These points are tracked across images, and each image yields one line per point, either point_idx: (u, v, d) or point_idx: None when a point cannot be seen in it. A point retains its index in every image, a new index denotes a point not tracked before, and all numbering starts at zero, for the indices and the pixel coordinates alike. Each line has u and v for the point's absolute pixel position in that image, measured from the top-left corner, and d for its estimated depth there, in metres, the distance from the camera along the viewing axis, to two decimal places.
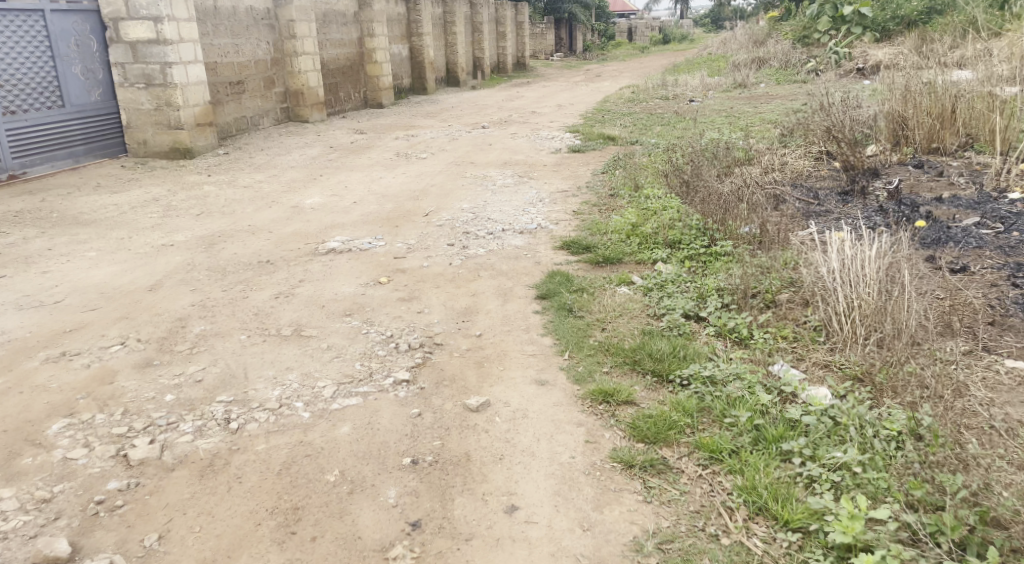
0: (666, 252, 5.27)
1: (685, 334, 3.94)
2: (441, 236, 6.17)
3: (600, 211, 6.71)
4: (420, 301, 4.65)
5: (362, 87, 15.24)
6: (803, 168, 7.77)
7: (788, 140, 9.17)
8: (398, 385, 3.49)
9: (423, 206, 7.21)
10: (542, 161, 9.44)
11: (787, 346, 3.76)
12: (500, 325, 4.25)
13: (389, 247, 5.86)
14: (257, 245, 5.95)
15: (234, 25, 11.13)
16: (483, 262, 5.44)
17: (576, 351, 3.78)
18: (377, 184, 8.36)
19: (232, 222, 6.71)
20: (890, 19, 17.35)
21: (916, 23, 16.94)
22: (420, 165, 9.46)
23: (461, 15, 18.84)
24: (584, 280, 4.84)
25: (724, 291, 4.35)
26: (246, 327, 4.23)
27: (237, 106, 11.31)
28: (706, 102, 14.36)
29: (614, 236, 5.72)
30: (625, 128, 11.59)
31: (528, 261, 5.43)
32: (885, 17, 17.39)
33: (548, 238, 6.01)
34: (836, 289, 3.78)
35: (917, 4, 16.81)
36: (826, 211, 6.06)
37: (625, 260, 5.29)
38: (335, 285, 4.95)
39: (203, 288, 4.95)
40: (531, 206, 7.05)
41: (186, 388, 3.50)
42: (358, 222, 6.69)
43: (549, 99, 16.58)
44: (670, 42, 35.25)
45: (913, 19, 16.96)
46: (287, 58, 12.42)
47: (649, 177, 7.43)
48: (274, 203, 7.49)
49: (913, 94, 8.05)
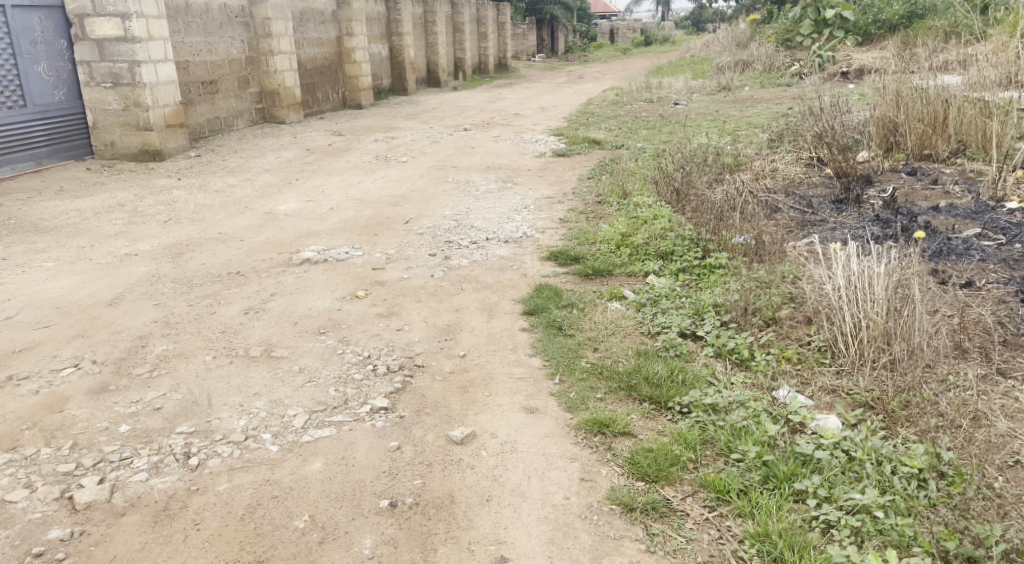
0: (658, 264, 5.06)
1: (683, 355, 3.70)
2: (422, 245, 5.91)
3: (588, 219, 6.48)
4: (400, 317, 4.38)
5: (341, 87, 14.92)
6: (795, 174, 7.60)
7: (777, 145, 9.01)
8: (375, 414, 3.22)
9: (403, 213, 6.94)
10: (526, 165, 9.21)
11: (791, 369, 3.53)
12: (485, 344, 4.00)
13: (367, 257, 5.59)
14: (227, 254, 5.65)
15: (207, 22, 10.79)
16: (466, 274, 5.19)
17: (568, 375, 3.54)
18: (356, 189, 8.08)
19: (202, 230, 6.40)
20: (872, 23, 17.39)
21: (898, 27, 17.05)
22: (400, 169, 9.19)
23: (442, 15, 18.57)
24: (574, 294, 4.61)
25: (721, 308, 4.13)
26: (212, 347, 3.94)
27: (210, 106, 10.96)
28: (691, 105, 14.20)
29: (603, 247, 5.50)
30: (610, 132, 11.40)
31: (514, 273, 5.19)
32: (866, 21, 17.43)
33: (534, 247, 5.77)
34: (842, 308, 3.57)
35: (898, 9, 16.92)
36: (820, 220, 5.89)
37: (616, 272, 5.07)
38: (309, 300, 4.66)
39: (167, 302, 4.65)
40: (516, 213, 6.82)
41: (142, 418, 3.21)
42: (335, 230, 6.41)
43: (532, 101, 16.35)
44: (652, 44, 35.22)
45: (894, 23, 17.07)
46: (263, 57, 12.07)
47: (637, 183, 7.22)
48: (247, 209, 7.18)
49: (903, 98, 7.91)
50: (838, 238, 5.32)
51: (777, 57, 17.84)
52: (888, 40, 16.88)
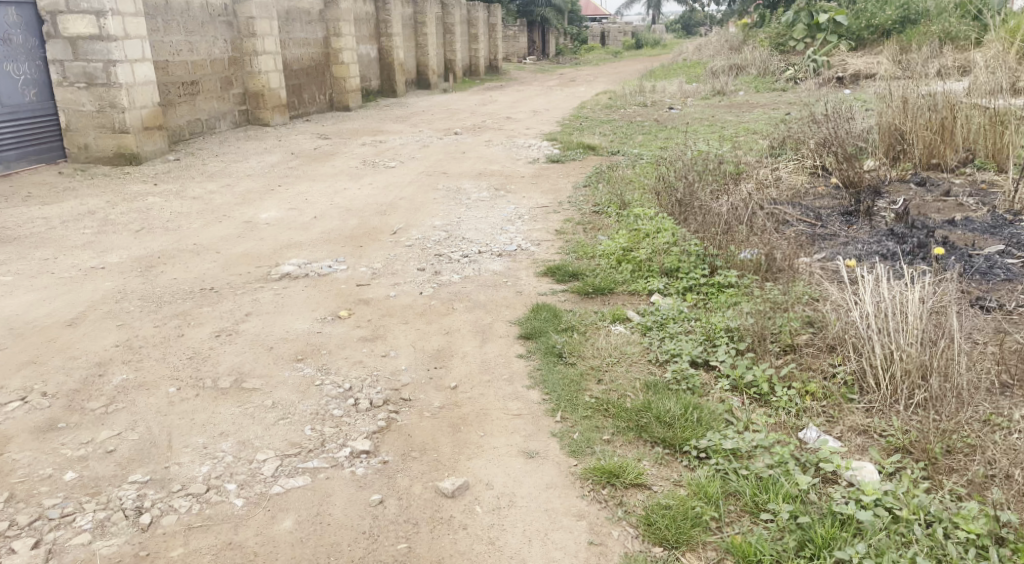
0: (663, 282, 4.75)
1: (696, 388, 3.38)
2: (411, 258, 5.56)
3: (586, 230, 6.15)
4: (386, 341, 4.03)
5: (328, 89, 14.54)
6: (799, 184, 7.31)
7: (778, 152, 8.73)
8: (356, 459, 2.87)
9: (391, 223, 6.60)
10: (519, 172, 8.88)
11: (817, 405, 3.20)
12: (478, 373, 3.65)
13: (351, 272, 5.24)
14: (201, 268, 5.29)
15: (188, 21, 10.41)
16: (457, 291, 4.85)
17: (571, 411, 3.20)
18: (341, 196, 7.72)
19: (176, 240, 6.02)
20: (865, 28, 17.30)
21: (891, 32, 16.91)
22: (388, 175, 8.84)
23: (432, 16, 18.23)
24: (574, 315, 4.27)
25: (736, 334, 3.81)
26: (176, 377, 3.56)
27: (190, 108, 10.56)
28: (686, 110, 13.91)
29: (604, 262, 5.19)
30: (605, 137, 11.09)
31: (508, 290, 4.86)
32: (860, 26, 17.30)
33: (529, 262, 5.44)
34: (871, 338, 3.25)
35: (891, 14, 16.76)
36: (832, 234, 5.61)
37: (618, 291, 4.76)
38: (288, 321, 4.30)
39: (132, 322, 4.28)
40: (510, 223, 6.49)
41: (91, 462, 2.84)
42: (318, 241, 6.05)
43: (524, 104, 16.02)
44: (643, 47, 35.03)
45: (887, 28, 16.93)
46: (246, 57, 11.68)
47: (636, 193, 6.91)
48: (226, 217, 6.81)
49: (909, 105, 7.60)
50: (853, 255, 5.04)
51: (772, 61, 17.56)
52: (882, 45, 16.71)
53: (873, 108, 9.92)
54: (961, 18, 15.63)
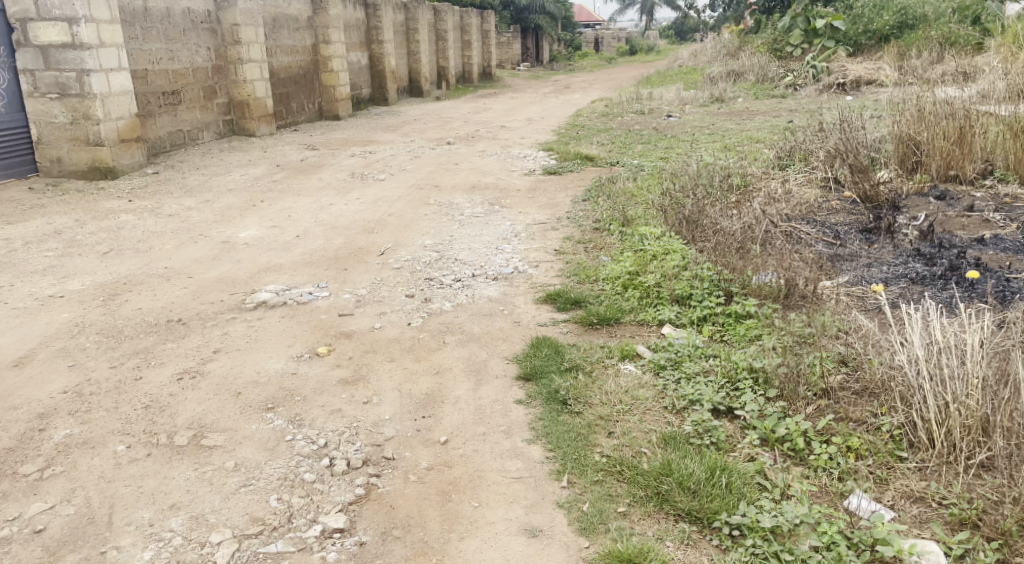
0: (675, 311, 4.34)
1: (720, 443, 2.96)
2: (399, 283, 5.14)
3: (587, 250, 5.74)
4: (368, 384, 3.59)
5: (316, 97, 14.12)
6: (812, 197, 6.91)
7: (786, 163, 8.35)
8: (327, 540, 2.48)
9: (378, 242, 6.17)
10: (515, 184, 8.47)
11: (863, 465, 2.78)
12: (471, 423, 3.21)
13: (333, 300, 4.81)
14: (169, 296, 4.85)
15: (169, 28, 9.98)
16: (449, 322, 4.42)
17: (578, 474, 2.79)
18: (327, 212, 7.30)
19: (145, 263, 5.58)
20: (862, 33, 17.00)
21: (889, 38, 16.64)
22: (377, 188, 8.42)
23: (424, 22, 17.85)
24: (577, 351, 3.86)
25: (761, 377, 3.40)
26: (127, 432, 3.12)
27: (171, 118, 10.13)
28: (685, 118, 13.54)
29: (609, 287, 4.78)
30: (603, 146, 10.70)
31: (505, 321, 4.44)
32: (857, 31, 17.00)
33: (527, 287, 5.02)
34: (923, 388, 2.83)
35: (889, 18, 16.48)
36: (853, 255, 5.26)
37: (625, 321, 4.34)
38: (261, 360, 3.86)
39: (85, 362, 3.83)
40: (505, 243, 6.08)
41: (13, 548, 2.46)
42: (299, 264, 5.62)
43: (519, 112, 15.63)
44: (637, 53, 34.77)
45: (885, 33, 16.64)
46: (231, 65, 11.25)
47: (639, 209, 6.51)
48: (202, 237, 6.37)
49: (925, 115, 7.29)
50: (880, 280, 4.71)
51: (771, 66, 17.18)
52: (881, 50, 16.42)
53: (882, 116, 9.55)
54: (959, 23, 15.37)
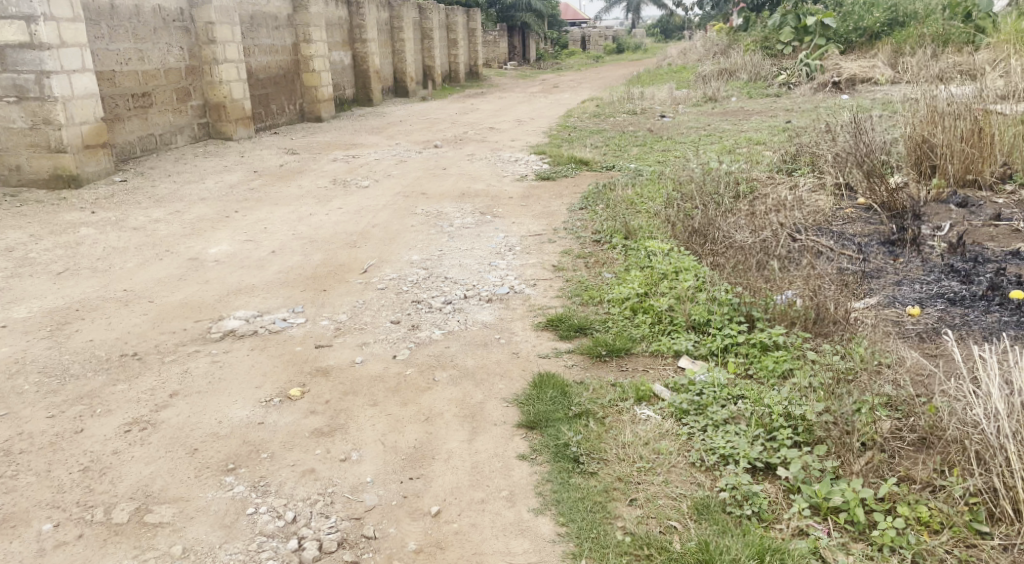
0: (693, 340, 3.89)
1: (764, 513, 2.54)
2: (383, 307, 4.65)
3: (588, 267, 5.29)
4: (347, 435, 3.10)
5: (297, 98, 13.57)
6: (825, 204, 6.49)
7: (791, 167, 7.94)
8: None
9: (361, 258, 5.69)
10: (506, 191, 7.99)
11: (937, 541, 2.36)
12: (467, 487, 2.75)
13: (309, 328, 4.32)
14: (126, 325, 4.34)
15: (138, 27, 9.44)
16: (439, 354, 3.94)
17: (598, 558, 2.39)
18: (306, 223, 6.80)
19: (103, 285, 5.06)
20: (853, 31, 16.56)
21: (880, 35, 16.22)
22: (361, 196, 7.92)
23: (409, 21, 17.32)
24: (586, 392, 3.40)
25: (802, 426, 2.97)
26: (56, 504, 2.63)
27: (141, 122, 9.59)
28: (679, 118, 13.10)
29: (616, 311, 4.33)
30: (596, 149, 10.26)
31: (501, 352, 3.97)
32: (848, 28, 16.57)
33: (525, 311, 4.55)
34: (1008, 448, 2.41)
35: (880, 16, 16.09)
36: (879, 271, 4.86)
37: (637, 351, 3.89)
38: (223, 406, 3.35)
39: (19, 410, 3.32)
40: (499, 258, 5.62)
41: None
42: (274, 285, 5.12)
43: (507, 112, 15.15)
44: (625, 51, 34.39)
45: (876, 31, 16.25)
46: (205, 66, 10.69)
47: (642, 219, 6.06)
48: (168, 253, 5.85)
49: (939, 116, 6.85)
50: (915, 301, 4.31)
51: (763, 65, 16.73)
52: (873, 48, 16.01)
53: (888, 116, 9.15)
54: (951, 20, 15.03)
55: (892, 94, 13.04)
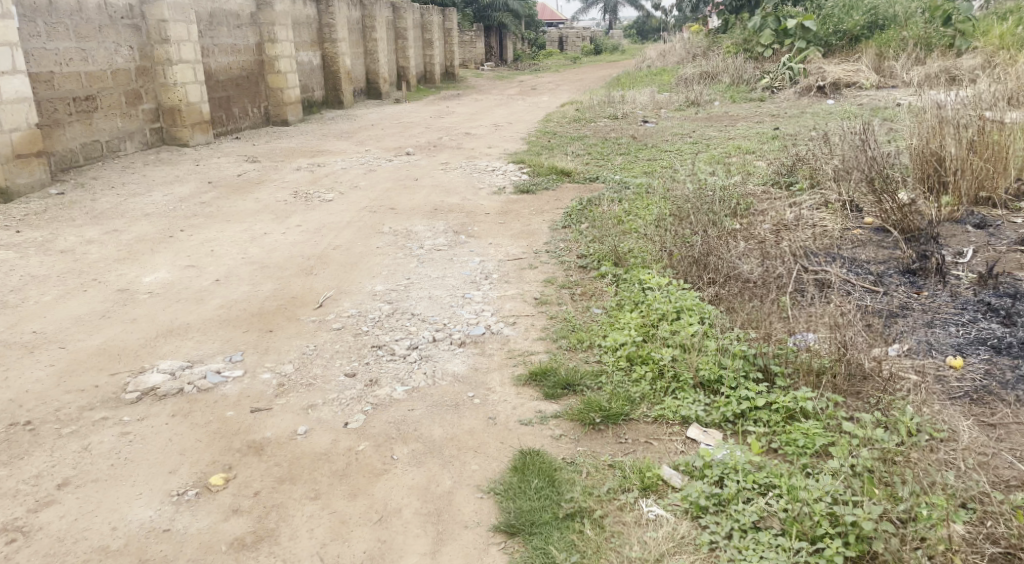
0: (703, 403, 3.27)
1: None
2: (337, 354, 3.97)
3: (575, 300, 4.66)
4: (275, 549, 2.51)
5: (262, 101, 12.79)
6: (831, 222, 5.90)
7: (789, 178, 7.29)
8: None
9: (317, 288, 5.00)
10: (482, 206, 7.33)
11: None
12: None
13: (246, 384, 3.64)
14: (25, 381, 3.64)
15: (80, 24, 8.67)
16: (400, 422, 3.28)
17: None
18: (258, 244, 6.10)
19: (10, 325, 4.35)
20: (833, 34, 15.86)
21: (861, 38, 15.66)
22: (323, 211, 7.25)
23: (382, 19, 16.60)
24: (579, 477, 2.79)
25: (853, 535, 2.39)
26: None
27: (84, 128, 8.82)
28: (662, 124, 12.49)
29: (609, 360, 3.69)
30: (578, 158, 9.64)
31: (475, 418, 3.31)
32: (828, 31, 15.81)
33: (503, 359, 3.90)
34: None
35: (860, 19, 15.48)
36: (904, 307, 4.24)
37: (636, 416, 3.26)
38: (123, 502, 2.72)
39: None
40: (474, 288, 4.97)
41: None
42: (214, 323, 4.43)
43: (483, 116, 14.48)
44: (602, 52, 33.89)
45: (856, 34, 15.65)
46: (158, 67, 9.91)
47: (634, 242, 5.43)
48: (95, 282, 5.13)
49: (948, 126, 6.19)
50: (954, 348, 3.71)
51: (746, 68, 16.09)
52: (856, 52, 15.37)
53: (886, 126, 8.64)
54: (928, 22, 14.64)
55: (879, 101, 12.52)
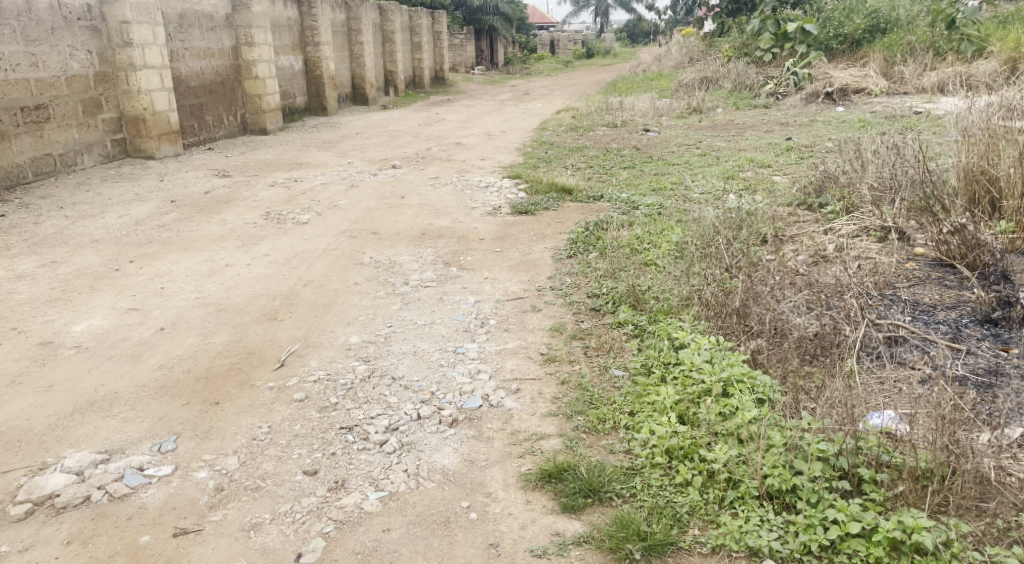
0: (777, 526, 2.47)
1: None
2: (297, 438, 3.14)
3: (591, 358, 3.86)
4: None
5: (238, 108, 11.93)
6: (878, 252, 5.09)
7: (819, 198, 6.37)
8: None
9: (280, 341, 4.17)
10: (475, 230, 6.52)
11: None
12: None
13: (174, 489, 2.81)
14: None
15: (29, 27, 7.82)
16: (370, 554, 2.49)
17: None
18: (217, 279, 5.27)
19: None
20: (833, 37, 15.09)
21: (862, 42, 14.88)
22: (297, 236, 6.43)
23: (367, 21, 15.79)
24: None
25: None
26: None
27: (34, 140, 7.97)
28: (663, 134, 11.71)
29: (643, 455, 2.88)
30: (577, 172, 8.87)
31: (471, 545, 2.53)
32: (827, 34, 15.08)
33: (506, 447, 3.07)
34: None
35: (863, 22, 14.69)
36: (998, 371, 3.44)
37: (688, 545, 2.47)
38: None
39: None
40: (467, 340, 4.15)
41: None
42: (148, 391, 3.58)
43: (474, 123, 13.70)
44: (593, 56, 33.14)
45: (857, 38, 14.89)
46: (120, 72, 9.04)
47: (654, 281, 4.61)
48: (14, 333, 4.30)
49: (1002, 142, 5.33)
50: None
51: (748, 73, 15.32)
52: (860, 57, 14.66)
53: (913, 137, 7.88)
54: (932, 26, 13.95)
55: (893, 107, 11.80)
